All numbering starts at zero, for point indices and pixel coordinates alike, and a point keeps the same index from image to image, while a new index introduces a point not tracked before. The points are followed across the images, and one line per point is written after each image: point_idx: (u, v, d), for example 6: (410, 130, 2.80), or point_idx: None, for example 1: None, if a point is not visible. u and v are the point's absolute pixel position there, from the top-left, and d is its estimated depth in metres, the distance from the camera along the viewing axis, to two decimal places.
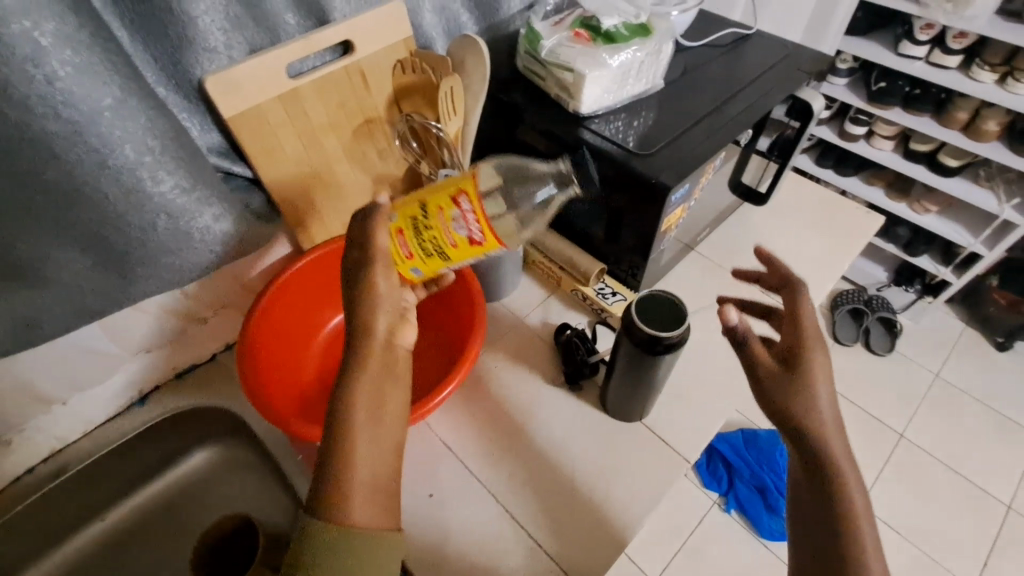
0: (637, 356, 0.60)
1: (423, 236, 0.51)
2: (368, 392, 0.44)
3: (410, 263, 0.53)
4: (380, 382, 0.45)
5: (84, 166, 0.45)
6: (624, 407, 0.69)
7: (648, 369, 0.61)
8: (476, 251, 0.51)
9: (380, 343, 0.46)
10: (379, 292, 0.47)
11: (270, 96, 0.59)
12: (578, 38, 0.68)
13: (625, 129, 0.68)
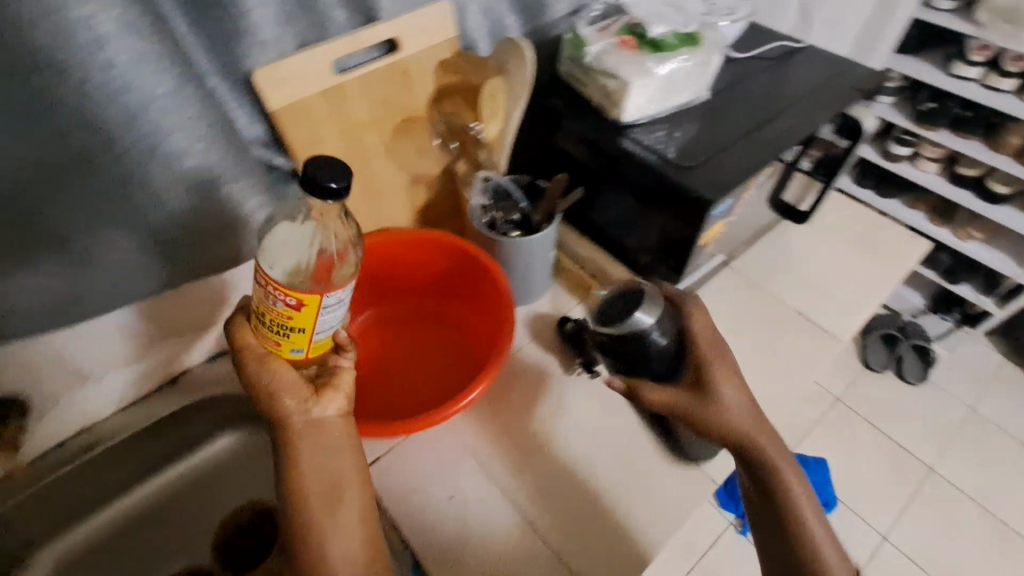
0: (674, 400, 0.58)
1: (269, 322, 0.51)
2: (316, 484, 0.51)
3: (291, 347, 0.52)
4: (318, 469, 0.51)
5: (136, 150, 0.47)
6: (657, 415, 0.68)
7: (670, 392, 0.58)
8: (314, 308, 0.50)
9: (300, 431, 0.51)
10: (282, 385, 0.52)
11: (319, 90, 0.60)
12: (623, 46, 0.67)
13: (666, 139, 0.67)
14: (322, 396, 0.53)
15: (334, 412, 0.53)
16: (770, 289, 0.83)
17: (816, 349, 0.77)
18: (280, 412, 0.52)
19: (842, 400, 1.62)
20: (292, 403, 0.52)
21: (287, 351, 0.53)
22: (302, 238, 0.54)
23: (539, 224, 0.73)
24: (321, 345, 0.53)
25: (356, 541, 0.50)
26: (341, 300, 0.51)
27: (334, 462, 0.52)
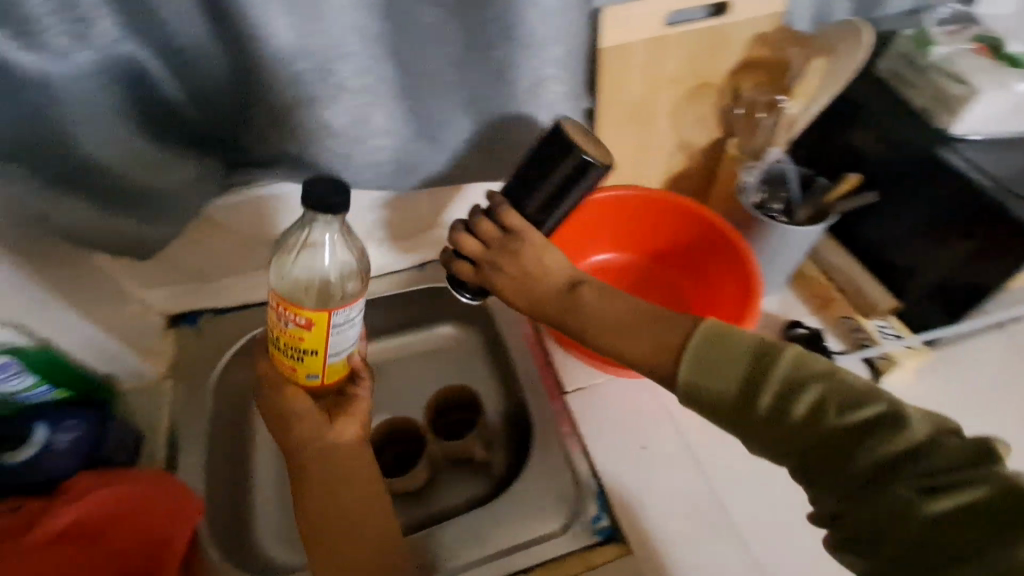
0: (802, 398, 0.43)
1: (284, 348, 0.52)
2: (332, 509, 0.55)
3: (307, 370, 0.54)
4: (333, 495, 0.56)
5: (518, 52, 0.53)
6: None
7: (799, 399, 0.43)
8: (323, 330, 0.50)
9: (316, 458, 0.56)
10: (299, 421, 0.56)
11: (644, 38, 0.64)
12: (978, 53, 0.63)
13: (997, 161, 0.61)
14: (336, 425, 0.58)
15: (349, 438, 0.58)
16: None
17: None
18: (297, 441, 0.56)
19: None
20: (310, 432, 0.56)
21: (305, 376, 0.55)
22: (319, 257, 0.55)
23: (802, 221, 0.70)
24: (334, 368, 0.54)
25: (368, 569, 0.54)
26: (349, 320, 0.51)
27: (345, 484, 0.56)
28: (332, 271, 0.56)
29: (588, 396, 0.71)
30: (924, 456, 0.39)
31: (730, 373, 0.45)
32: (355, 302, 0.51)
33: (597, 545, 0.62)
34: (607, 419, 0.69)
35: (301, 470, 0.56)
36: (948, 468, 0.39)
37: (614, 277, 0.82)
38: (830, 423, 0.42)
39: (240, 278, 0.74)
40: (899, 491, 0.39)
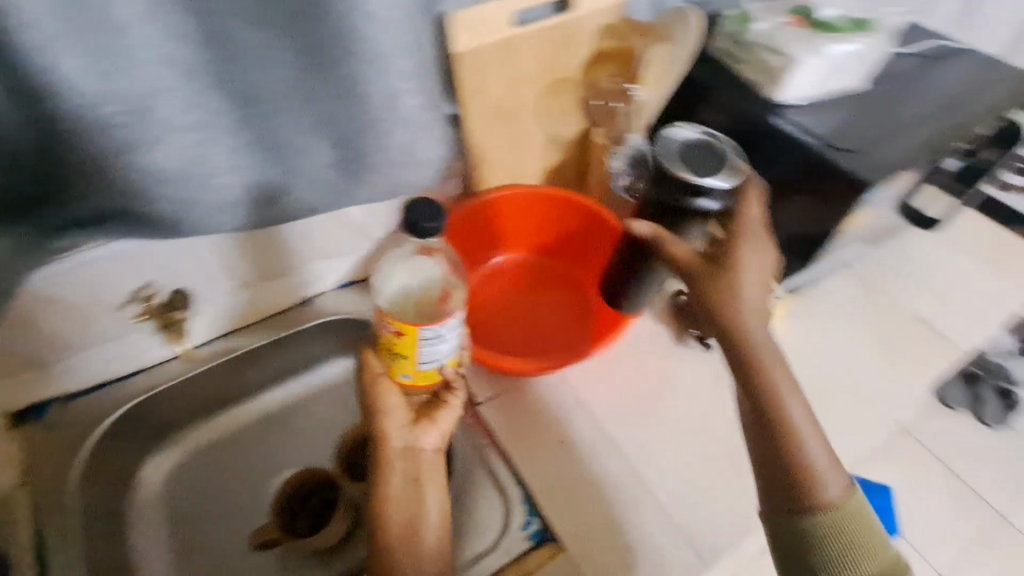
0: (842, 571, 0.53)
1: (391, 355, 0.55)
2: (400, 520, 0.54)
3: (400, 371, 0.56)
4: (406, 497, 0.55)
5: (361, 66, 0.48)
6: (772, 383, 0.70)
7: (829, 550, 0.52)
8: (415, 341, 0.52)
9: (399, 455, 0.57)
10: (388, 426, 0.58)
11: (498, 41, 0.63)
12: (792, 23, 0.67)
13: (822, 123, 0.67)
14: (421, 427, 0.58)
15: (433, 445, 0.58)
16: (892, 289, 0.83)
17: (937, 354, 0.77)
18: (382, 431, 0.57)
19: None
20: (397, 422, 0.58)
21: (425, 379, 0.57)
22: (407, 274, 0.58)
23: None
24: (427, 373, 0.56)
25: (432, 549, 0.54)
26: (438, 334, 0.52)
27: (414, 504, 0.55)
28: (429, 285, 0.58)
29: (502, 405, 0.70)
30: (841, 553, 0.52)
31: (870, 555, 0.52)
32: (451, 320, 0.53)
33: (529, 551, 0.61)
34: (523, 423, 0.69)
35: (376, 457, 0.57)
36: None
37: (507, 275, 0.83)
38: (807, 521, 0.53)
39: (104, 348, 0.69)
40: (806, 550, 0.53)
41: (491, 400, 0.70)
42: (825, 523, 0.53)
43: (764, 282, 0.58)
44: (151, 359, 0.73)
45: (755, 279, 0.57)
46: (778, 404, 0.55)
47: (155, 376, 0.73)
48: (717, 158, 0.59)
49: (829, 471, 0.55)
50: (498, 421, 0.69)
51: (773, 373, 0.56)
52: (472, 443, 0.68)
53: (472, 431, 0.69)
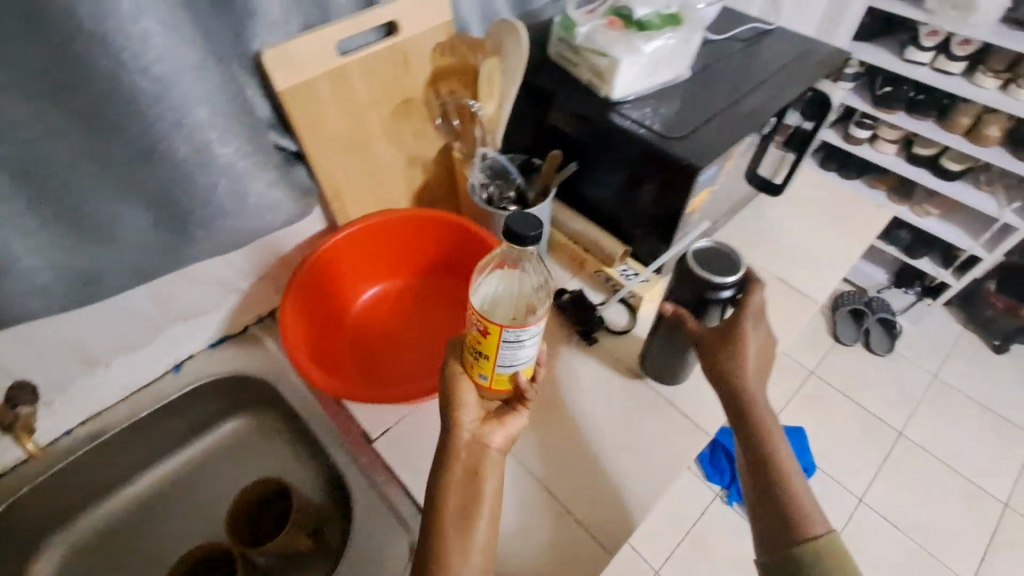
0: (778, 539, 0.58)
1: (470, 351, 0.53)
2: (457, 501, 0.54)
3: (477, 374, 0.55)
4: (465, 487, 0.54)
5: (161, 126, 0.46)
6: (661, 364, 0.72)
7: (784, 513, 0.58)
8: (497, 340, 0.50)
9: (466, 448, 0.56)
10: (464, 419, 0.56)
11: (323, 72, 0.62)
12: (612, 26, 0.70)
13: (654, 115, 0.71)
14: (488, 426, 0.57)
15: (501, 442, 0.57)
16: (752, 257, 0.90)
17: (796, 308, 0.84)
18: (456, 422, 0.56)
19: (815, 372, 1.78)
20: (470, 419, 0.57)
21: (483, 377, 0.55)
22: (502, 279, 0.53)
23: (532, 202, 0.76)
24: (502, 379, 0.54)
25: (483, 543, 0.53)
26: (522, 339, 0.49)
27: (474, 486, 0.55)
28: (509, 291, 0.53)
29: (397, 436, 0.69)
30: (815, 546, 0.56)
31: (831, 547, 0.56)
32: (535, 327, 0.49)
33: None
34: (419, 450, 0.68)
35: (449, 447, 0.55)
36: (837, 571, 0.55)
37: (396, 302, 0.79)
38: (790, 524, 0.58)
39: None
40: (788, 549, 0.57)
41: (384, 435, 0.69)
42: (801, 517, 0.58)
43: (763, 354, 0.63)
44: (9, 459, 0.68)
45: (756, 349, 0.61)
46: (767, 441, 0.61)
47: (11, 481, 0.68)
48: (733, 264, 0.61)
49: (800, 477, 0.60)
50: (394, 453, 0.68)
51: (767, 423, 0.61)
52: (372, 484, 0.67)
53: (371, 471, 0.68)
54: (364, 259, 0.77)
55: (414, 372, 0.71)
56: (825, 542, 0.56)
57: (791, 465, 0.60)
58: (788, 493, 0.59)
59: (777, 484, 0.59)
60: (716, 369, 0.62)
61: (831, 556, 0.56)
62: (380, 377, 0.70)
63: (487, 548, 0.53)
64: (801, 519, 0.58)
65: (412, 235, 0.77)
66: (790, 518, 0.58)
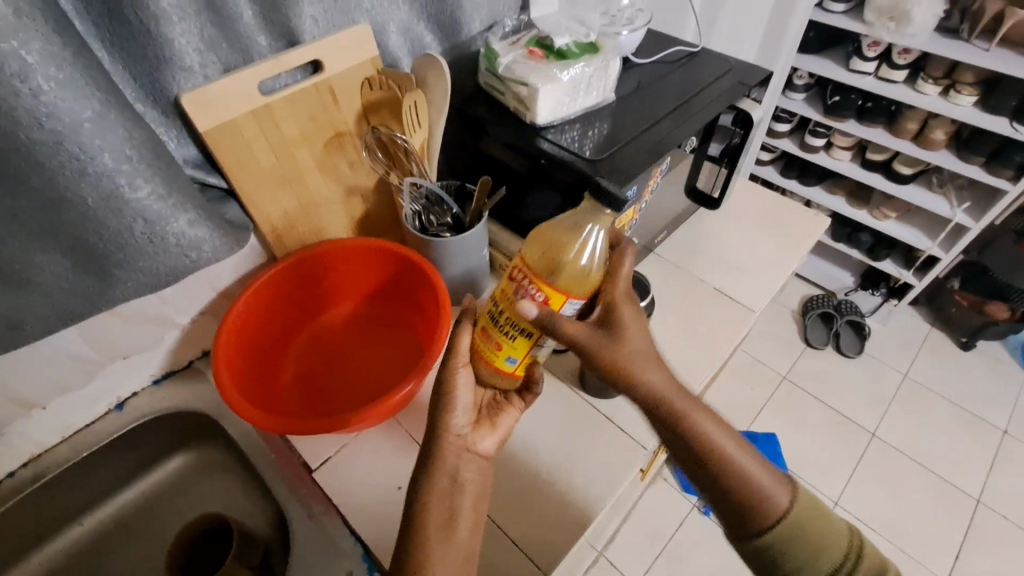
0: (744, 526, 0.55)
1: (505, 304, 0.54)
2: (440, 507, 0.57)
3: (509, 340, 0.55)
4: (445, 500, 0.57)
5: (66, 174, 0.47)
6: (599, 383, 0.73)
7: (740, 484, 0.54)
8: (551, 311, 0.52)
9: (454, 452, 0.59)
10: (458, 404, 0.60)
11: (245, 111, 0.64)
12: (532, 56, 0.74)
13: (580, 139, 0.73)
14: (478, 433, 0.61)
15: (489, 448, 0.62)
16: (693, 270, 0.92)
17: (735, 318, 0.86)
18: (446, 426, 0.60)
19: (787, 377, 1.80)
20: (460, 421, 0.60)
21: (502, 360, 0.57)
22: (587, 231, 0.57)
23: (469, 225, 0.78)
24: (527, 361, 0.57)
25: (467, 547, 0.56)
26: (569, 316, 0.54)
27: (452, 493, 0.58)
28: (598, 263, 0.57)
29: (336, 464, 0.69)
30: (779, 525, 0.53)
31: (821, 532, 0.53)
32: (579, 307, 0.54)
33: None
34: (358, 477, 0.68)
35: (436, 452, 0.59)
36: (811, 537, 0.53)
37: (335, 333, 0.80)
38: (752, 519, 0.53)
39: None
40: (760, 540, 0.54)
41: (323, 465, 0.69)
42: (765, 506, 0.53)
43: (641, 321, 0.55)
44: None
45: (637, 329, 0.55)
46: (726, 460, 0.54)
47: None
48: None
49: (753, 461, 0.54)
50: (333, 481, 0.68)
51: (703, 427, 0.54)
52: (311, 515, 0.68)
53: (309, 503, 0.69)
54: (299, 291, 0.77)
55: (353, 402, 0.72)
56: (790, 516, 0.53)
57: (749, 463, 0.54)
58: (753, 496, 0.53)
59: (718, 467, 0.54)
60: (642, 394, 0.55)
61: (797, 530, 0.53)
62: (319, 410, 0.71)
63: (472, 548, 0.57)
64: (762, 505, 0.53)
65: (349, 264, 0.79)
66: (751, 514, 0.54)
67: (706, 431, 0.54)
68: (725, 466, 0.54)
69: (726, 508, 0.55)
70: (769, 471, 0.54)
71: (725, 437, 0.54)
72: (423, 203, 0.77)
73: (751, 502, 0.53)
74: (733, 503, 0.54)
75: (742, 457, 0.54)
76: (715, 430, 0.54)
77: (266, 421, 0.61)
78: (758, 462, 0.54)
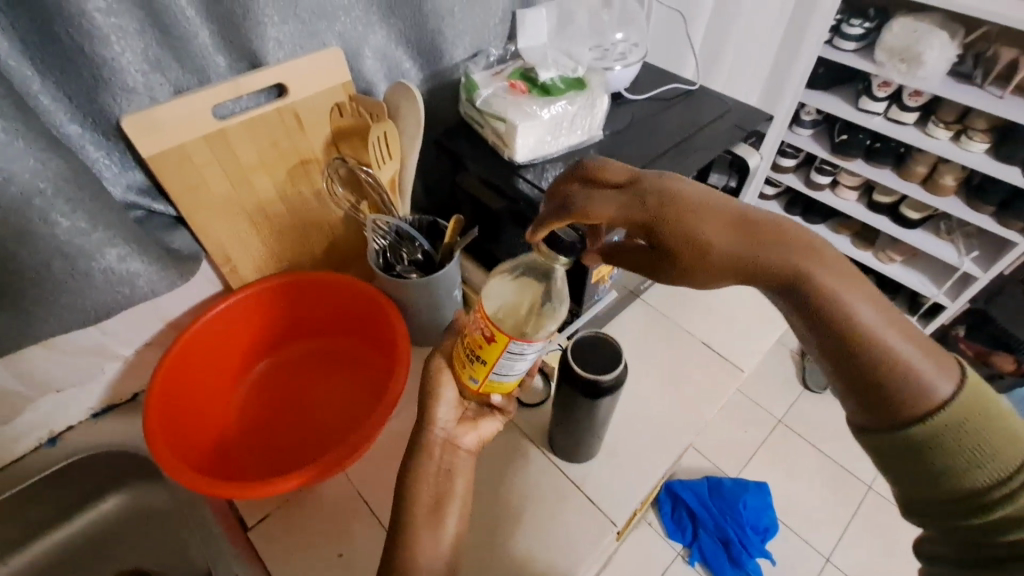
0: (885, 420, 0.37)
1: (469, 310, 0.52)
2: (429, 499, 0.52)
3: (468, 352, 0.51)
4: (437, 486, 0.53)
5: None
6: (570, 447, 0.68)
7: (887, 387, 0.36)
8: (500, 348, 0.48)
9: (439, 445, 0.55)
10: (444, 395, 0.55)
11: (196, 136, 0.59)
12: (514, 89, 0.70)
13: (561, 179, 0.68)
14: (462, 427, 0.57)
15: (472, 444, 0.57)
16: (680, 321, 0.87)
17: (722, 375, 0.80)
18: (431, 419, 0.55)
19: (783, 421, 1.73)
20: (445, 416, 0.56)
21: (466, 375, 0.53)
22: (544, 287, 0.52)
23: (440, 262, 0.72)
24: (493, 385, 0.52)
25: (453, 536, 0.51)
26: (524, 353, 0.48)
27: (443, 483, 0.54)
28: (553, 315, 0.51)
29: (275, 522, 0.64)
30: (941, 418, 0.35)
31: (1005, 444, 0.35)
32: (535, 342, 0.48)
33: None
34: (298, 537, 0.63)
35: (422, 447, 0.54)
36: (993, 446, 0.35)
37: (291, 371, 0.75)
38: (897, 403, 0.36)
39: None
40: (897, 433, 0.36)
41: (260, 523, 0.64)
42: (910, 389, 0.35)
43: (718, 202, 0.39)
44: None
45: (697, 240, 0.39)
46: (847, 331, 0.36)
47: None
48: (615, 356, 0.60)
49: (905, 334, 0.36)
50: (267, 546, 0.62)
51: (850, 300, 0.36)
52: None
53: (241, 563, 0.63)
54: (255, 327, 0.73)
55: (300, 454, 0.66)
56: (953, 408, 0.35)
57: (906, 349, 0.36)
58: (898, 371, 0.35)
59: (879, 373, 0.36)
60: (767, 274, 0.37)
61: (959, 429, 0.35)
62: (263, 461, 0.66)
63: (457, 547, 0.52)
64: (915, 394, 0.36)
65: (309, 299, 0.74)
66: (889, 397, 0.36)
67: (848, 301, 0.36)
68: (860, 333, 0.36)
69: (856, 400, 0.38)
70: (943, 365, 0.36)
71: (860, 301, 0.36)
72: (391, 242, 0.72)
73: (907, 394, 0.36)
74: (833, 337, 0.36)
75: (881, 327, 0.36)
76: (854, 293, 0.36)
77: (184, 475, 0.55)
78: (902, 335, 0.36)
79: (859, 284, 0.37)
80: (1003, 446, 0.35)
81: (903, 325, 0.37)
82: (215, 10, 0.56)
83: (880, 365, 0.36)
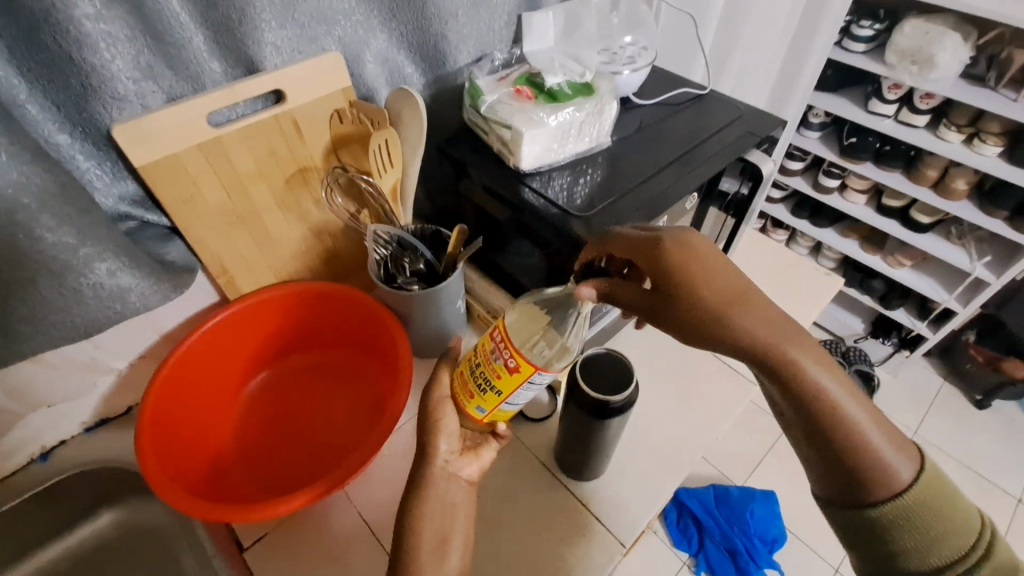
0: (855, 497, 0.41)
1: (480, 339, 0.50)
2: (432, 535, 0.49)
3: (480, 382, 0.50)
4: (439, 518, 0.50)
5: None
6: (578, 466, 0.65)
7: (853, 466, 0.40)
8: (522, 380, 0.47)
9: (442, 477, 0.52)
10: (443, 426, 0.53)
11: (191, 145, 0.57)
12: (519, 95, 0.67)
13: (568, 188, 0.66)
14: (463, 457, 0.55)
15: (472, 474, 0.55)
16: None
17: (733, 389, 0.78)
18: (432, 451, 0.52)
19: None
20: (446, 447, 0.53)
21: (474, 403, 0.52)
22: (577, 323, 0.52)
23: (443, 274, 0.70)
24: (502, 414, 0.52)
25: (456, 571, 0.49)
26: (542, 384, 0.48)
27: (447, 515, 0.51)
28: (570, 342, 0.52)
29: (272, 543, 0.62)
30: (905, 500, 0.40)
31: (954, 530, 0.39)
32: (554, 373, 0.48)
33: None
34: (296, 558, 0.61)
35: (424, 474, 0.52)
36: (937, 532, 0.39)
37: (290, 384, 0.73)
38: (867, 483, 0.40)
39: None
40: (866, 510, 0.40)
41: (257, 544, 0.62)
42: (879, 471, 0.39)
43: (723, 271, 0.44)
44: None
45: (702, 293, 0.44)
46: (816, 410, 0.40)
47: None
48: (627, 377, 0.57)
49: (869, 411, 0.41)
50: (263, 568, 0.60)
51: (830, 383, 0.40)
52: None
53: None
54: (252, 340, 0.70)
55: (298, 472, 0.64)
56: (912, 493, 0.39)
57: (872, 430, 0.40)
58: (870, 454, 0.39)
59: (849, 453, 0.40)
60: (754, 347, 0.41)
61: (918, 508, 0.39)
62: (260, 480, 0.64)
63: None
64: (879, 476, 0.40)
65: (307, 310, 0.72)
66: (860, 477, 0.40)
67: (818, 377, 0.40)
68: (838, 407, 0.40)
69: (831, 475, 0.42)
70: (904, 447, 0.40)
71: (830, 386, 0.40)
72: (393, 253, 0.70)
73: (874, 474, 0.40)
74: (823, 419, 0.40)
75: (860, 411, 0.40)
76: (830, 378, 0.40)
77: (178, 499, 0.53)
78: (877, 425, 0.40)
79: (824, 359, 0.41)
80: (951, 529, 0.39)
81: (867, 408, 0.41)
82: (210, 15, 0.53)
83: (844, 446, 0.40)
